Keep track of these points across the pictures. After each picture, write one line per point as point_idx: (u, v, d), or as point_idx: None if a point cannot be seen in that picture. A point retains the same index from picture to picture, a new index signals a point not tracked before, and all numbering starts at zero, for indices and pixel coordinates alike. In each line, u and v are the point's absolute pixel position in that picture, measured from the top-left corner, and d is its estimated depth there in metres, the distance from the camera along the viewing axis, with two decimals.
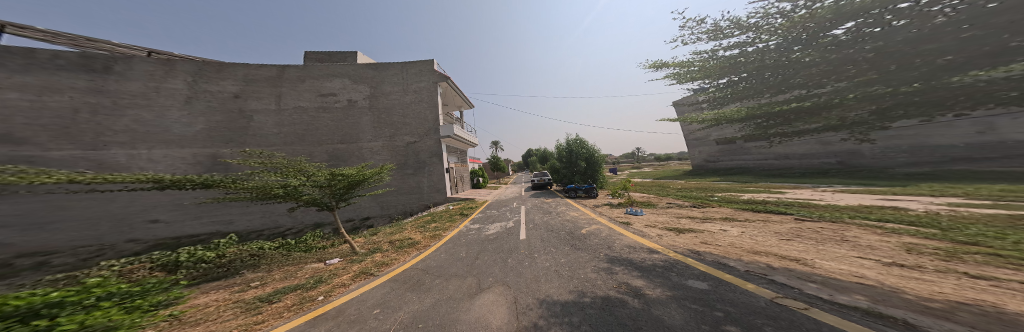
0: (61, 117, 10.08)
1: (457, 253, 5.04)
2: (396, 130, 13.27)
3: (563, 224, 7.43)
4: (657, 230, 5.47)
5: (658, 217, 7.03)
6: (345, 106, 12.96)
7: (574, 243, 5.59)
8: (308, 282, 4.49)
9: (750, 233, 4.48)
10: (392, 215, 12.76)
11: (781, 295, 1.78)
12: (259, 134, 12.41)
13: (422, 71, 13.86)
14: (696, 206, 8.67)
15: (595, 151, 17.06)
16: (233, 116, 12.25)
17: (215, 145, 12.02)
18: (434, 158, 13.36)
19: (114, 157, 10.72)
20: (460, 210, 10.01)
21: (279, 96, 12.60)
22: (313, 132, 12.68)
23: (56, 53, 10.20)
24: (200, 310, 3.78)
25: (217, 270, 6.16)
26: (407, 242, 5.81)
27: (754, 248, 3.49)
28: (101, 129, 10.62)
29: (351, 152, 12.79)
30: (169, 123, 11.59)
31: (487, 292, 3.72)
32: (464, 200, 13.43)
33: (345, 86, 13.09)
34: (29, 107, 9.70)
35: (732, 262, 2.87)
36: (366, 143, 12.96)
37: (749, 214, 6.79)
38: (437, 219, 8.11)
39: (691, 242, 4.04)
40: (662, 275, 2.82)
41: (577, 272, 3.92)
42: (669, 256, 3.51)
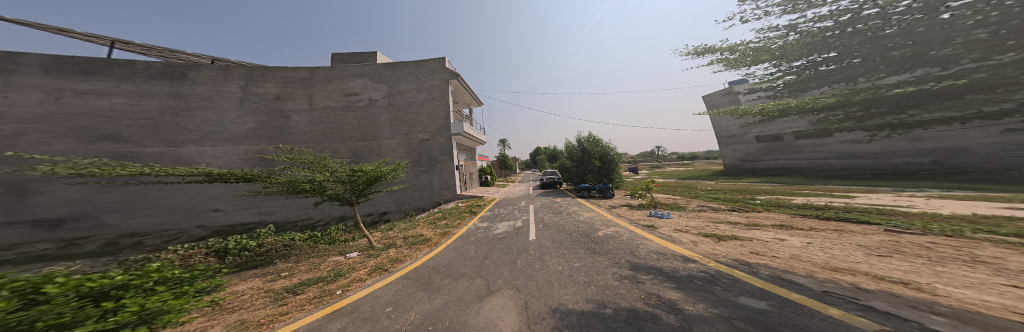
0: (152, 118, 12.03)
1: (466, 252, 4.94)
2: (410, 128, 13.61)
3: (573, 226, 7.01)
4: (688, 235, 4.93)
5: (685, 222, 6.34)
6: (364, 106, 13.53)
7: (587, 246, 5.25)
8: (329, 275, 4.66)
9: (819, 246, 3.84)
10: (406, 211, 13.17)
11: (887, 328, 1.38)
12: (288, 132, 13.35)
13: (434, 69, 14.05)
14: (737, 211, 7.76)
15: (608, 149, 16.27)
16: (275, 116, 13.34)
17: (261, 143, 13.18)
18: (445, 155, 13.50)
19: (188, 153, 12.29)
20: (470, 208, 9.99)
21: (309, 96, 13.50)
22: (339, 130, 13.43)
23: (148, 64, 12.18)
24: (238, 297, 4.08)
25: (257, 258, 6.72)
26: (419, 238, 5.84)
27: (830, 264, 2.94)
28: (178, 129, 12.28)
29: (370, 149, 13.34)
30: (227, 123, 12.88)
31: (497, 295, 3.56)
32: (472, 198, 13.44)
33: (368, 85, 13.68)
34: (130, 111, 11.76)
35: (801, 279, 2.41)
36: (384, 141, 13.49)
37: (812, 222, 5.88)
38: (447, 216, 8.16)
39: (738, 252, 3.53)
40: (702, 288, 2.44)
41: (594, 278, 3.61)
42: (709, 266, 3.08)
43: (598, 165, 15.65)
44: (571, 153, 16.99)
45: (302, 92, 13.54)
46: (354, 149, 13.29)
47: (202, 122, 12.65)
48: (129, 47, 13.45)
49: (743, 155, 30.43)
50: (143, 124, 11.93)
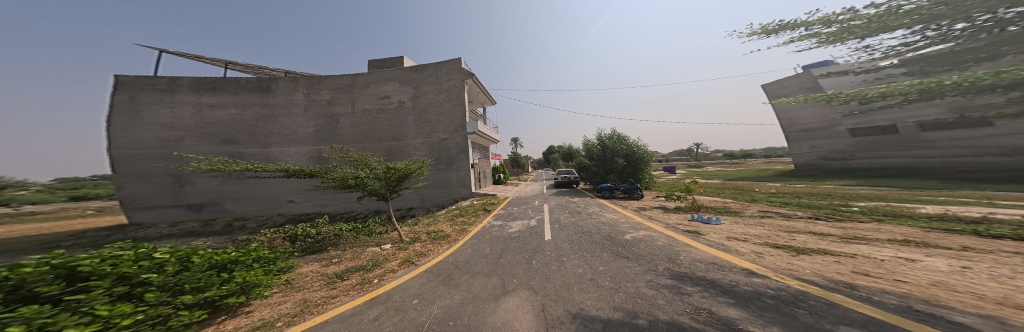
0: (249, 124, 14.82)
1: (481, 249, 4.94)
2: (434, 128, 14.24)
3: (590, 228, 6.56)
4: (753, 245, 4.26)
5: (731, 231, 5.45)
6: (393, 108, 14.57)
7: (610, 250, 4.82)
8: (368, 264, 5.08)
9: (980, 272, 2.94)
10: (429, 207, 13.87)
11: None
12: (331, 134, 15.03)
13: (452, 70, 14.45)
14: (819, 220, 6.49)
15: (635, 147, 15.02)
16: (327, 120, 15.12)
17: (318, 143, 15.07)
18: (462, 154, 13.84)
19: (275, 152, 14.74)
20: (483, 205, 10.04)
21: (351, 101, 15.01)
22: (375, 130, 14.67)
23: (244, 79, 15.01)
24: (303, 277, 4.69)
25: (314, 245, 7.68)
26: (440, 234, 6.07)
27: (1002, 299, 2.21)
28: (268, 133, 14.80)
29: (397, 148, 14.35)
30: (297, 127, 15.02)
31: (512, 295, 3.47)
32: (486, 196, 13.44)
33: (398, 89, 14.68)
34: (238, 118, 14.77)
35: (960, 318, 1.84)
36: (411, 140, 14.36)
37: (962, 240, 4.53)
38: (464, 213, 8.35)
39: (833, 271, 2.95)
40: (777, 310, 2.04)
41: (623, 285, 3.29)
42: (787, 284, 2.59)
43: (623, 164, 14.49)
44: (591, 150, 16.05)
45: (344, 98, 15.12)
46: (387, 148, 14.43)
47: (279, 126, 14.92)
48: (234, 67, 16.77)
49: (827, 152, 25.69)
50: (246, 129, 14.80)
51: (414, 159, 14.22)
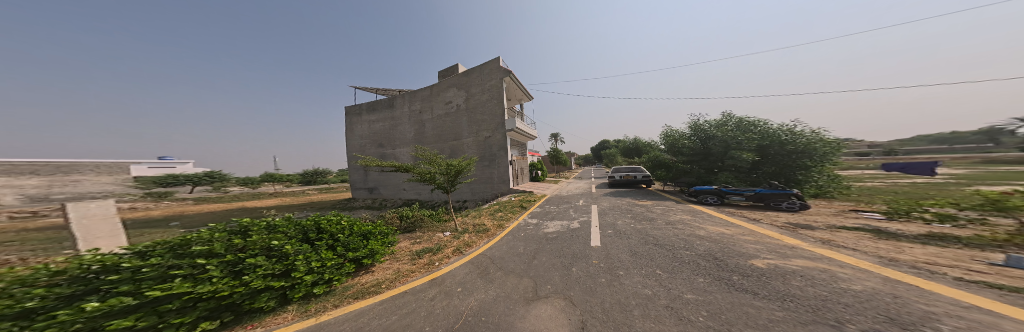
0: (385, 132, 19.98)
1: (516, 247, 4.85)
2: (481, 127, 14.96)
3: (658, 242, 5.18)
4: None
5: (977, 278, 2.90)
6: (451, 112, 16.57)
7: (686, 274, 3.60)
8: (435, 246, 5.74)
9: None
10: (479, 200, 14.86)
11: None
12: (415, 137, 18.46)
13: (494, 70, 14.69)
14: None
15: (775, 135, 10.49)
16: (414, 125, 18.54)
17: (408, 144, 18.81)
18: (502, 151, 14.06)
19: (401, 154, 19.12)
20: (521, 202, 9.89)
21: (427, 109, 17.96)
22: (443, 132, 16.97)
23: (378, 101, 20.66)
24: (401, 249, 5.79)
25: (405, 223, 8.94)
26: (481, 227, 6.40)
27: None
28: (396, 139, 19.43)
29: (456, 146, 16.19)
30: (404, 132, 19.06)
31: (544, 301, 3.17)
32: (523, 193, 12.91)
33: (455, 93, 16.43)
34: (383, 128, 20.10)
35: None
36: (464, 139, 15.84)
37: None
38: (501, 208, 8.50)
39: None
40: None
41: (731, 327, 2.31)
42: None
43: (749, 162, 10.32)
44: (684, 145, 12.93)
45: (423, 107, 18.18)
46: (449, 147, 16.52)
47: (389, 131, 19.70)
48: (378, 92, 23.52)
49: None
50: (383, 137, 20.04)
51: (465, 156, 15.54)
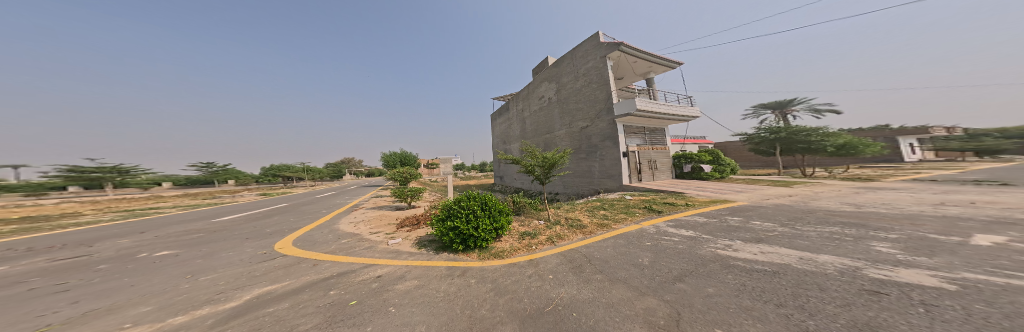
0: (501, 134, 23.90)
1: (626, 254, 4.19)
2: (580, 114, 13.58)
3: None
4: None
5: None
6: (545, 105, 16.32)
7: None
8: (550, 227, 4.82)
9: None
10: (570, 194, 14.38)
11: None
12: (518, 133, 19.81)
13: (589, 51, 12.87)
14: None
15: None
16: (514, 122, 20.59)
17: (512, 140, 21.20)
18: (606, 141, 12.17)
19: (511, 149, 21.53)
20: (644, 203, 8.10)
21: (526, 107, 18.64)
22: (538, 127, 17.17)
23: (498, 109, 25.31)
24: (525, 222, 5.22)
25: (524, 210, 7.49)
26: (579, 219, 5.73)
27: None
28: (506, 137, 22.53)
29: (553, 139, 15.67)
30: (511, 130, 21.44)
31: (653, 313, 2.42)
32: (649, 192, 10.35)
33: (546, 88, 16.29)
34: (500, 130, 23.82)
35: None
36: (557, 132, 15.25)
37: None
38: (607, 207, 7.50)
39: None
40: None
41: None
42: None
43: None
44: None
45: (524, 103, 18.82)
46: (543, 139, 16.57)
47: (505, 130, 22.45)
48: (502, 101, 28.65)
49: None
50: (500, 137, 24.07)
51: (559, 149, 14.97)
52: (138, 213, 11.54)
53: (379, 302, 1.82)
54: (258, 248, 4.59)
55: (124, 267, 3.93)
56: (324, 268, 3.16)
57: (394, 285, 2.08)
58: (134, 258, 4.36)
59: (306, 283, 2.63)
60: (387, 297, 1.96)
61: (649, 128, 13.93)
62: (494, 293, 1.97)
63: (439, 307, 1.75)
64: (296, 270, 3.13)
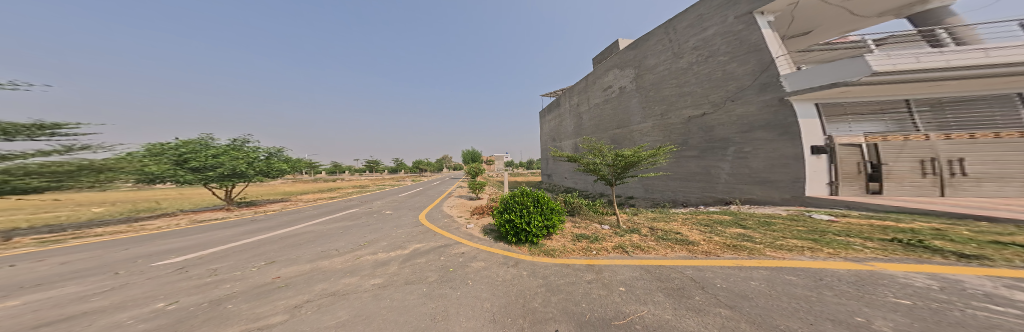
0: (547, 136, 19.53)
1: (789, 287, 2.49)
2: (672, 98, 9.19)
3: None
4: None
5: None
6: (617, 94, 11.61)
7: None
8: (627, 228, 3.57)
9: None
10: (657, 201, 9.73)
11: None
12: (573, 130, 15.38)
13: (702, 16, 8.41)
14: None
15: None
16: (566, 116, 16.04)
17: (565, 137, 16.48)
18: (758, 133, 7.16)
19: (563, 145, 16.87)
20: (872, 232, 4.46)
21: (585, 100, 14.05)
22: (603, 121, 12.58)
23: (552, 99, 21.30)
24: (586, 222, 4.14)
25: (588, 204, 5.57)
26: (681, 227, 3.83)
27: None
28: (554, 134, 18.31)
29: (629, 134, 10.95)
30: (563, 126, 16.50)
31: None
32: (883, 215, 5.31)
33: (617, 75, 11.70)
34: (547, 129, 19.49)
35: None
36: (637, 127, 10.56)
37: None
38: (749, 227, 4.39)
39: None
40: None
41: None
42: None
43: None
44: None
45: (583, 99, 14.38)
46: (611, 137, 11.96)
47: (555, 128, 18.06)
48: None
49: None
50: (547, 135, 19.51)
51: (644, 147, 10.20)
52: (364, 188, 19.91)
53: (461, 266, 2.35)
54: (412, 216, 6.58)
55: (382, 216, 6.94)
56: (432, 233, 4.18)
57: (471, 261, 2.33)
58: (380, 212, 7.65)
59: (425, 242, 3.60)
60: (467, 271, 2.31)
61: (924, 100, 7.07)
62: (548, 292, 2.00)
63: (500, 294, 1.99)
64: (428, 235, 4.09)
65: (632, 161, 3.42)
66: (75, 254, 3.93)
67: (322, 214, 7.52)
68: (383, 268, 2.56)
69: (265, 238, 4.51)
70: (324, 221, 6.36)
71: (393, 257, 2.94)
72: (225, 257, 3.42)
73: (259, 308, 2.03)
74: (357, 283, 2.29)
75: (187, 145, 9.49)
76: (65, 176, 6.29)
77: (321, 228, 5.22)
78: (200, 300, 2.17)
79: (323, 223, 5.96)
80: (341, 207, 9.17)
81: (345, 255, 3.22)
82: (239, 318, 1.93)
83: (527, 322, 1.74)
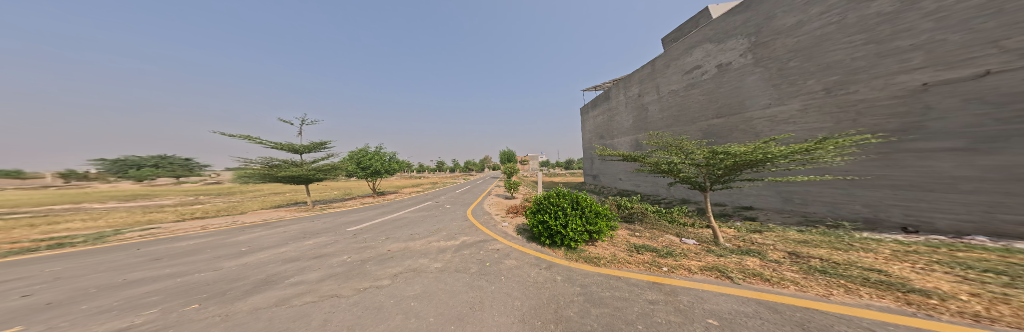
0: (595, 136, 16.09)
1: None
2: (851, 62, 5.34)
3: None
4: None
5: None
6: (713, 75, 8.29)
7: None
8: (730, 252, 2.58)
9: None
10: (823, 220, 5.53)
11: None
12: (634, 124, 12.09)
13: None
14: None
15: None
16: (627, 104, 12.49)
17: (626, 132, 12.75)
18: None
19: (620, 144, 13.22)
20: None
21: (653, 88, 10.75)
22: (687, 110, 9.26)
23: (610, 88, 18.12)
24: (650, 234, 3.54)
25: (660, 216, 4.46)
26: (881, 267, 2.09)
27: None
28: (604, 129, 14.87)
29: (743, 124, 7.44)
30: (621, 121, 13.12)
31: None
32: None
33: (709, 52, 8.43)
34: (595, 129, 15.95)
35: None
36: (758, 115, 7.08)
37: None
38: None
39: None
40: None
41: None
42: None
43: None
44: None
45: (648, 87, 11.10)
46: (703, 132, 8.62)
47: (605, 123, 14.71)
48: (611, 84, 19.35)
49: None
50: (595, 132, 16.04)
51: (789, 137, 6.32)
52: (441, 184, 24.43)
53: (492, 268, 2.47)
54: (464, 211, 7.44)
55: (447, 208, 8.29)
56: (475, 230, 4.55)
57: (504, 259, 2.62)
58: (443, 205, 9.11)
59: (470, 237, 4.01)
60: (500, 268, 2.51)
61: None
62: (586, 302, 1.76)
63: (528, 303, 1.85)
64: (474, 230, 4.55)
65: (731, 162, 2.87)
66: (323, 218, 7.33)
67: (412, 204, 9.90)
68: (443, 255, 3.12)
69: (386, 219, 6.59)
70: (413, 209, 8.40)
71: (448, 247, 3.49)
72: (371, 230, 5.38)
73: (379, 271, 3.00)
74: (426, 265, 2.91)
75: (360, 152, 15.16)
76: (327, 171, 11.97)
77: (413, 215, 7.00)
78: (360, 258, 3.49)
79: (414, 212, 7.91)
80: (423, 199, 11.75)
81: (423, 239, 4.15)
82: (371, 275, 2.94)
83: (558, 327, 1.52)
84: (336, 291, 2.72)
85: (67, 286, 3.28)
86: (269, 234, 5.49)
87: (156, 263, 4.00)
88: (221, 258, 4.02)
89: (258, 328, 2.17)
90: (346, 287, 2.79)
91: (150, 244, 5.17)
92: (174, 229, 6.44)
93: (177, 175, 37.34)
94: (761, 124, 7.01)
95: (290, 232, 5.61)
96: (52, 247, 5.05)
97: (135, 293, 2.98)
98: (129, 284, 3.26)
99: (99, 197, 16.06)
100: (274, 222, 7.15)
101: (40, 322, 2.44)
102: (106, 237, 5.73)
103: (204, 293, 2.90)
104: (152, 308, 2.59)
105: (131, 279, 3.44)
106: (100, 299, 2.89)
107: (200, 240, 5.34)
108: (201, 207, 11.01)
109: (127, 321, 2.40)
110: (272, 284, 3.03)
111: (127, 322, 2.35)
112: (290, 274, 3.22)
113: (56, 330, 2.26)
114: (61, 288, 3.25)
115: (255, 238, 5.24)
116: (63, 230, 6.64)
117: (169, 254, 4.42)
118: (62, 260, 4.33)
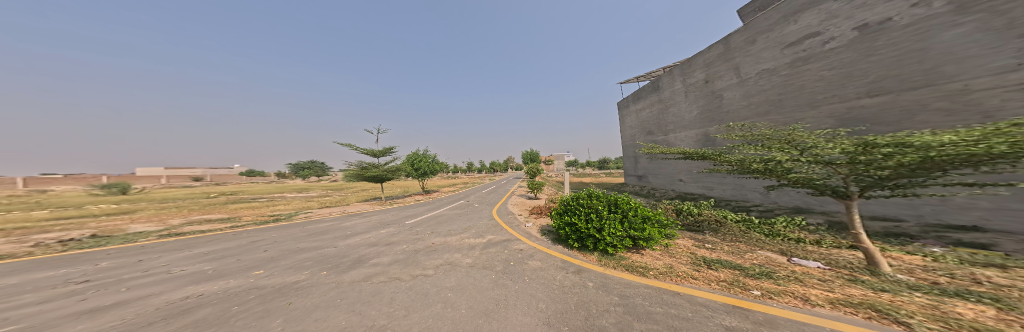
0: (638, 132, 13.56)
1: None
2: None
3: None
4: None
5: None
6: (849, 42, 5.66)
7: None
8: (908, 290, 1.80)
9: None
10: None
11: None
12: (700, 114, 9.67)
13: None
14: None
15: None
16: (689, 91, 10.13)
17: (691, 124, 10.07)
18: None
19: (681, 140, 10.50)
20: None
21: (734, 70, 8.39)
22: (797, 92, 6.69)
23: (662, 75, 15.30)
24: (737, 250, 2.84)
25: (752, 235, 3.48)
26: None
27: None
28: (653, 124, 12.36)
29: (942, 100, 4.52)
30: (679, 113, 10.65)
31: None
32: None
33: (832, 14, 5.93)
34: (638, 123, 13.53)
35: None
36: (984, 85, 4.14)
37: None
38: None
39: None
40: None
41: None
42: None
43: None
44: None
45: (722, 69, 8.79)
46: (838, 120, 5.84)
47: (654, 117, 12.26)
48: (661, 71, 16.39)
49: None
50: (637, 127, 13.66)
51: None
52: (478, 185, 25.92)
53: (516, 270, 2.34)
54: (491, 210, 7.65)
55: (476, 206, 8.75)
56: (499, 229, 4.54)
57: (529, 259, 2.53)
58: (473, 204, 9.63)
59: (496, 236, 4.03)
60: (524, 269, 2.42)
61: None
62: (627, 314, 1.42)
63: (553, 307, 1.62)
64: (498, 229, 4.58)
65: (911, 158, 1.85)
66: (392, 212, 9.09)
67: (450, 202, 10.93)
68: (473, 251, 3.25)
69: (433, 215, 7.54)
70: (453, 207, 9.27)
71: (475, 246, 3.61)
72: (424, 224, 6.27)
73: (426, 261, 3.38)
74: (459, 260, 3.09)
75: (414, 156, 18.10)
76: (395, 171, 14.94)
77: (450, 212, 7.69)
78: (416, 248, 4.09)
79: (454, 209, 8.72)
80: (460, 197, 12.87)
81: (458, 235, 4.44)
82: (421, 265, 3.32)
83: None
84: (399, 275, 3.20)
85: (279, 248, 5.33)
86: (361, 223, 7.27)
87: (309, 239, 5.93)
88: (337, 239, 5.56)
89: (353, 296, 2.78)
90: (405, 272, 3.25)
91: (307, 224, 7.78)
92: (320, 214, 9.52)
93: (322, 178, 55.10)
94: (998, 99, 4.03)
95: (371, 222, 7.19)
96: (273, 222, 8.43)
97: (302, 258, 4.49)
98: (302, 251, 4.96)
99: (284, 190, 25.43)
100: (364, 213, 9.42)
101: (266, 270, 3.99)
102: (289, 218, 8.96)
103: (330, 264, 4.04)
104: (307, 271, 3.81)
105: (303, 247, 5.23)
106: (288, 259, 4.50)
107: (328, 223, 7.62)
108: (327, 199, 15.68)
109: (297, 276, 3.63)
110: (363, 261, 3.95)
111: (297, 277, 3.55)
112: (375, 255, 4.12)
113: (277, 275, 3.68)
114: (276, 248, 5.30)
115: (354, 225, 7.04)
116: (272, 212, 10.86)
117: (313, 233, 6.47)
118: (275, 231, 7.10)
